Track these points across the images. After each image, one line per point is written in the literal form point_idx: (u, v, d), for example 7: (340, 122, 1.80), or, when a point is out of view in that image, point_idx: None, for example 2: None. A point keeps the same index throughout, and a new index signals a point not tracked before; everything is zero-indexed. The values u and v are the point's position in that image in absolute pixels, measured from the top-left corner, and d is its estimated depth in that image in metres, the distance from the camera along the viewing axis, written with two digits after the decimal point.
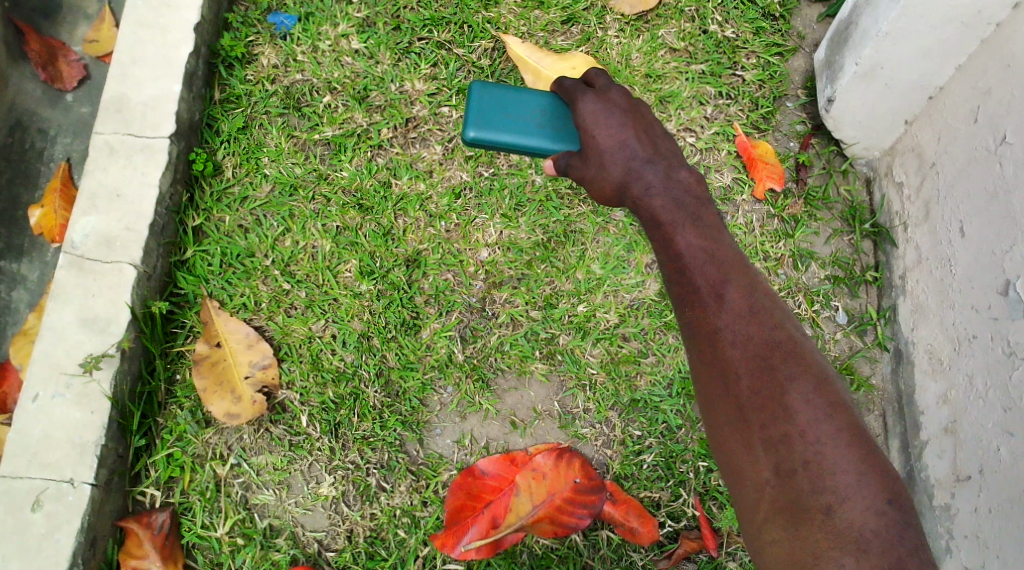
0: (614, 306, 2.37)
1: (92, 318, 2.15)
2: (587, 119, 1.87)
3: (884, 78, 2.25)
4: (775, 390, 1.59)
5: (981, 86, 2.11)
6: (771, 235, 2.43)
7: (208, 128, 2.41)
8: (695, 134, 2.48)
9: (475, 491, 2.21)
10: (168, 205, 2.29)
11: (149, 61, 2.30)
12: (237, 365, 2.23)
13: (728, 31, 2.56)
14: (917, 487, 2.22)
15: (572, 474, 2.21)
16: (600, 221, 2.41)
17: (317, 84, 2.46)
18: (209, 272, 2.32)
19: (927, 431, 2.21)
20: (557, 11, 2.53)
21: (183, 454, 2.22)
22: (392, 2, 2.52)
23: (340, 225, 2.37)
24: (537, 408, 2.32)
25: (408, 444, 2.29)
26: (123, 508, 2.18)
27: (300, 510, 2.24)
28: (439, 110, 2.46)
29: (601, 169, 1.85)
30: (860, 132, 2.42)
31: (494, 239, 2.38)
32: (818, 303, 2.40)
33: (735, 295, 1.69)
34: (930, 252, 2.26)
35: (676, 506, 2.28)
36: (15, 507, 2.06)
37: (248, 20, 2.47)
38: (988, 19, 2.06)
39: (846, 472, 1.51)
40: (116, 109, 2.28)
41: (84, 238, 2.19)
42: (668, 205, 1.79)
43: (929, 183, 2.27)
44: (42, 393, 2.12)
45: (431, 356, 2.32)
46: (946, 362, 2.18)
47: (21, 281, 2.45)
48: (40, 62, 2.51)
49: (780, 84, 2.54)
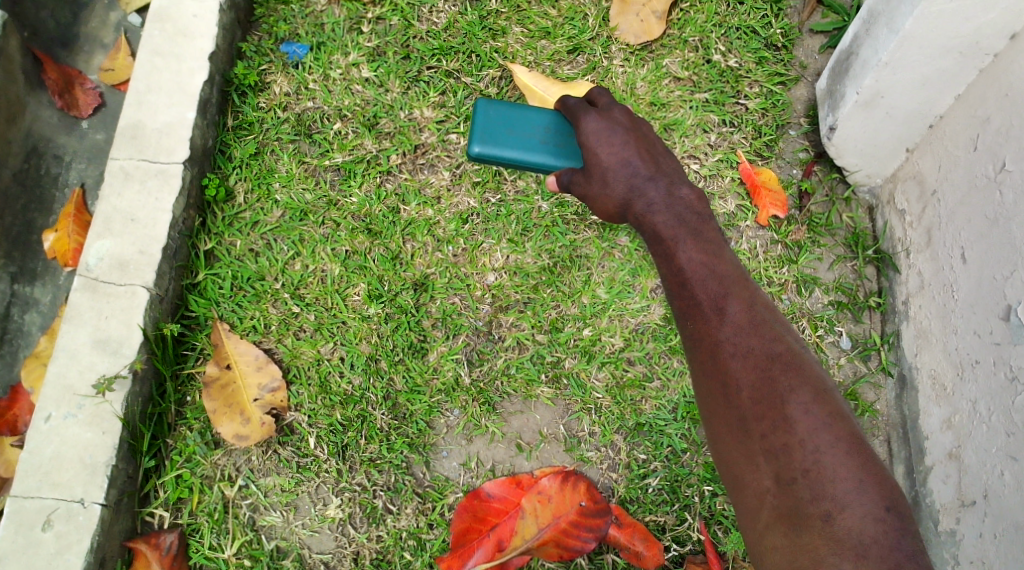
0: (619, 330, 2.39)
1: (106, 339, 2.18)
2: (590, 137, 1.95)
3: (884, 107, 2.28)
4: (775, 400, 1.64)
5: (980, 115, 2.15)
6: (775, 261, 2.45)
7: (220, 154, 2.45)
8: (699, 161, 2.52)
9: (481, 513, 2.22)
10: (181, 229, 2.33)
11: (165, 89, 2.36)
12: (247, 387, 2.26)
13: (732, 61, 2.61)
14: (923, 512, 2.23)
15: (578, 498, 2.22)
16: (605, 246, 2.44)
17: (328, 111, 2.50)
18: (220, 295, 2.36)
19: (931, 456, 2.22)
20: (564, 41, 2.58)
21: (192, 475, 2.24)
22: (402, 32, 2.57)
23: (349, 250, 2.40)
24: (543, 431, 2.34)
25: (415, 467, 2.31)
26: (132, 528, 2.20)
27: (307, 532, 2.25)
28: (447, 137, 2.50)
29: (604, 187, 1.92)
30: (861, 160, 2.45)
31: (500, 264, 2.42)
32: (822, 328, 2.42)
33: (736, 308, 1.74)
34: (933, 278, 2.28)
35: (681, 530, 2.29)
36: (26, 526, 2.08)
37: (261, 49, 2.52)
38: (985, 49, 2.11)
39: (845, 481, 1.55)
40: (132, 136, 2.32)
41: (98, 261, 2.23)
42: (670, 222, 1.85)
43: (931, 210, 2.29)
44: (54, 414, 2.14)
45: (438, 379, 2.34)
46: (949, 388, 2.19)
47: (34, 304, 2.49)
48: (56, 89, 2.56)
49: (782, 112, 2.58)
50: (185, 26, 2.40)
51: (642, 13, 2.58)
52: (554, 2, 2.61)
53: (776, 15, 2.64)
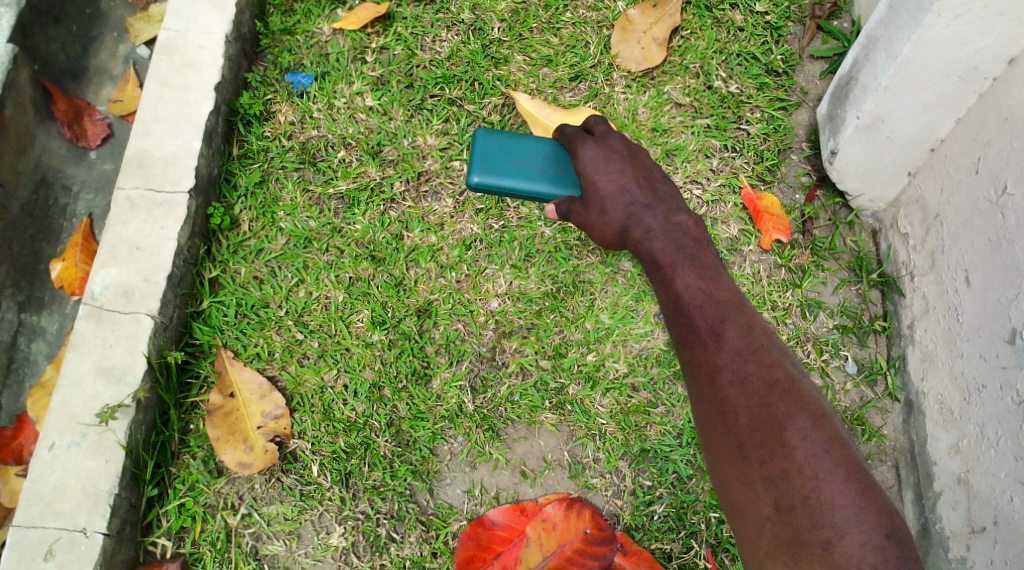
0: (622, 355, 2.39)
1: (110, 368, 2.19)
2: (588, 166, 1.99)
3: (885, 130, 2.29)
4: (773, 426, 1.63)
5: (981, 138, 2.15)
6: (778, 285, 2.45)
7: (226, 183, 2.46)
8: (702, 186, 2.53)
9: (485, 541, 2.21)
10: (186, 257, 2.34)
11: (171, 119, 2.38)
12: (249, 416, 2.25)
13: (733, 87, 2.62)
14: (932, 539, 2.20)
15: (582, 525, 2.22)
16: (608, 271, 2.44)
17: (332, 139, 2.53)
18: (224, 323, 2.36)
19: (940, 481, 2.19)
20: (565, 69, 2.60)
21: (195, 504, 2.23)
22: (405, 61, 2.60)
23: (353, 277, 2.41)
24: (547, 458, 2.32)
25: (419, 494, 2.30)
26: (134, 558, 2.19)
27: (310, 561, 2.24)
28: (450, 164, 2.52)
29: (603, 215, 1.96)
30: (863, 184, 2.45)
31: (504, 289, 2.42)
32: (827, 352, 2.41)
33: (734, 334, 1.74)
34: (938, 302, 2.27)
35: (688, 558, 2.26)
36: (28, 555, 2.07)
37: (266, 79, 2.55)
38: (984, 73, 2.11)
39: (845, 508, 1.53)
40: (138, 165, 2.34)
41: (104, 289, 2.25)
42: (667, 248, 1.87)
43: (934, 234, 2.29)
44: (57, 442, 2.14)
45: (442, 406, 2.33)
46: (956, 413, 2.17)
47: (41, 333, 2.50)
48: (66, 121, 2.59)
49: (784, 137, 2.59)
50: (192, 57, 2.43)
51: (643, 40, 2.62)
52: (556, 31, 2.64)
53: (776, 41, 2.67)
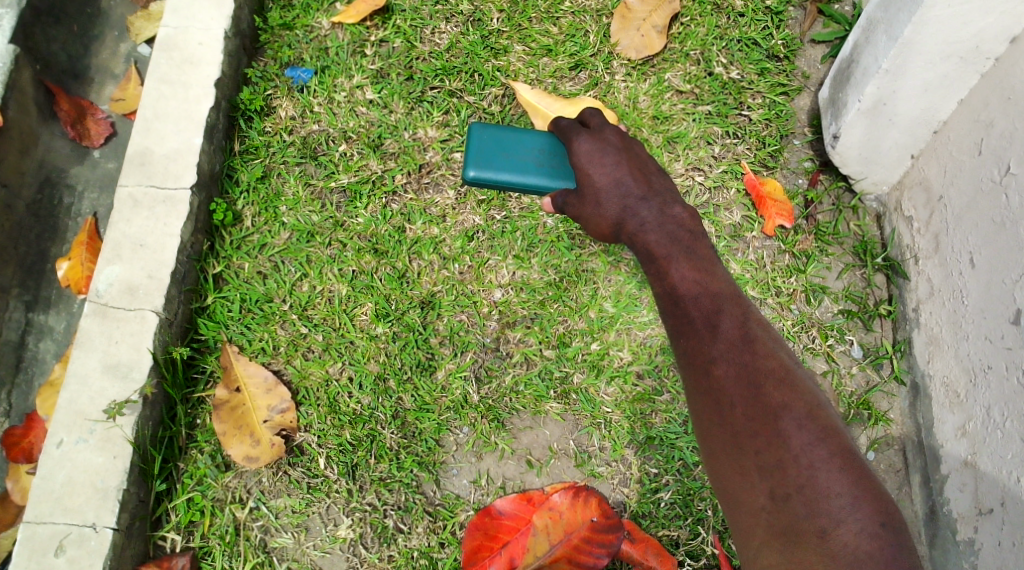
0: (627, 343, 2.39)
1: (116, 365, 2.20)
2: (583, 159, 2.00)
3: (888, 113, 2.27)
4: (767, 416, 1.62)
5: (984, 119, 2.14)
6: (783, 271, 2.44)
7: (228, 179, 2.47)
8: (704, 173, 2.52)
9: (492, 531, 2.21)
10: (190, 253, 2.34)
11: (171, 116, 2.38)
12: (256, 409, 2.26)
13: (734, 73, 2.62)
14: (940, 522, 2.19)
15: (589, 513, 2.20)
16: (611, 259, 2.44)
17: (333, 133, 2.53)
18: (229, 318, 2.37)
19: (946, 464, 2.18)
20: (565, 58, 2.60)
21: (203, 498, 2.24)
22: (405, 53, 2.60)
23: (356, 270, 2.42)
24: (553, 447, 2.33)
25: (425, 485, 2.30)
26: (144, 553, 2.20)
27: (318, 553, 2.25)
28: (451, 156, 2.52)
29: (597, 207, 1.97)
30: (867, 168, 2.43)
31: (507, 280, 2.42)
32: (832, 337, 2.41)
33: (728, 325, 1.74)
34: (942, 284, 2.26)
35: (696, 545, 2.26)
36: (39, 552, 2.08)
37: (266, 74, 2.55)
38: (986, 53, 2.10)
39: (840, 496, 1.53)
40: (139, 163, 2.35)
41: (107, 286, 2.25)
42: (663, 240, 1.88)
43: (938, 216, 2.28)
44: (65, 439, 2.15)
45: (447, 398, 2.34)
46: (963, 395, 2.16)
47: (49, 332, 2.52)
48: (68, 120, 2.60)
49: (786, 122, 2.58)
50: (191, 54, 2.44)
51: (643, 28, 2.60)
52: (555, 20, 2.63)
53: (776, 26, 2.66)
